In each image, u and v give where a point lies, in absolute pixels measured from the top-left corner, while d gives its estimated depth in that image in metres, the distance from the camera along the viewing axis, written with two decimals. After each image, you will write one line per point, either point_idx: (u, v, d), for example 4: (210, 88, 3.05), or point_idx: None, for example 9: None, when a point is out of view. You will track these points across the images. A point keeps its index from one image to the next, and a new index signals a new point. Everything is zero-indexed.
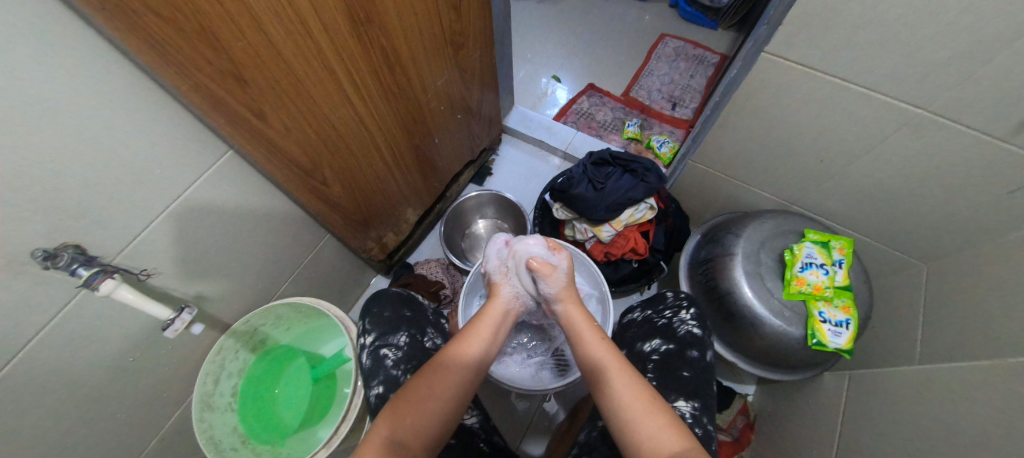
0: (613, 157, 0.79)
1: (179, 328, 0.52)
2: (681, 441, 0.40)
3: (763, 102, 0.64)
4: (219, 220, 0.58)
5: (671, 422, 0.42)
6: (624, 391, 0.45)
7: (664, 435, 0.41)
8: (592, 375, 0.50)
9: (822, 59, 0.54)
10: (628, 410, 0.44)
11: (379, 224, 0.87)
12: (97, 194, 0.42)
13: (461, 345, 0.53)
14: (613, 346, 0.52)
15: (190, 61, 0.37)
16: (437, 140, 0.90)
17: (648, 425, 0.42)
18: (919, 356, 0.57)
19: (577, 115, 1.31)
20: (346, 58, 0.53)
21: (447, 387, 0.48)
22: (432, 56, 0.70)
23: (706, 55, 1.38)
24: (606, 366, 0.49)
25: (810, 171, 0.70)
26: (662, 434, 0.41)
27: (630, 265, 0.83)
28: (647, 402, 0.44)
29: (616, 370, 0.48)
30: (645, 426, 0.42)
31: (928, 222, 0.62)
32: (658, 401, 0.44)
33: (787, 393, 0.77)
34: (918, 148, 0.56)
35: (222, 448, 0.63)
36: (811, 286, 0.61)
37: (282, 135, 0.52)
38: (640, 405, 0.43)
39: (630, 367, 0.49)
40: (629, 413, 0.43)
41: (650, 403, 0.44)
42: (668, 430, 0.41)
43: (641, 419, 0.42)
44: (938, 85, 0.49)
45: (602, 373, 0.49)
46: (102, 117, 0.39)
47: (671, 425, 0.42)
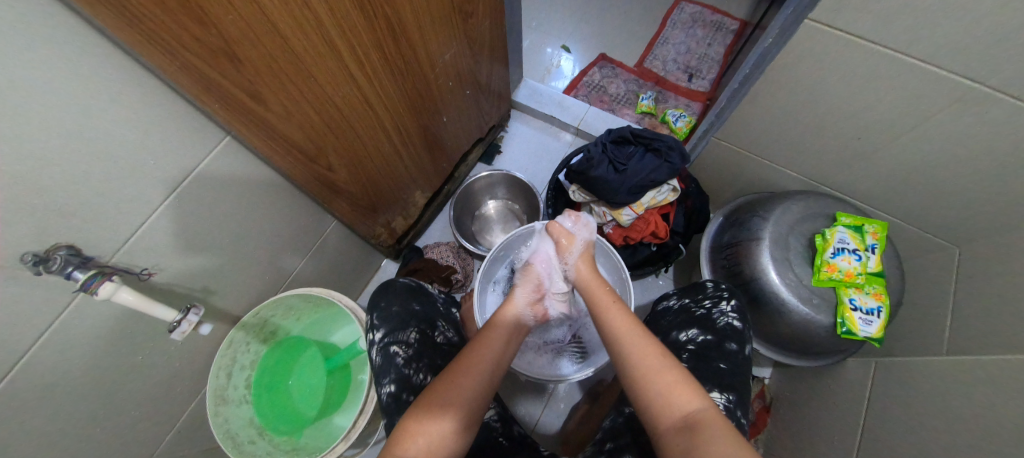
0: (635, 135, 0.75)
1: (186, 330, 0.50)
2: (694, 401, 0.40)
3: (800, 76, 0.60)
4: (222, 213, 0.54)
5: (683, 380, 0.42)
6: (635, 354, 0.45)
7: (678, 396, 0.40)
8: (608, 343, 0.49)
9: (873, 28, 0.48)
10: (642, 374, 0.43)
11: (387, 209, 0.83)
12: (85, 192, 0.38)
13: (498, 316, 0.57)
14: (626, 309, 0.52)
15: (175, 38, 0.32)
16: (445, 119, 0.85)
17: (662, 386, 0.41)
18: (949, 344, 0.56)
19: (588, 88, 1.24)
20: (349, 31, 0.47)
21: (480, 361, 0.49)
22: (439, 26, 0.64)
23: (725, 21, 1.29)
24: (617, 334, 0.48)
25: (845, 150, 0.66)
26: (677, 395, 0.40)
27: (649, 248, 0.81)
28: (660, 363, 0.43)
29: (628, 337, 0.47)
30: (659, 387, 0.41)
31: (969, 205, 0.59)
32: (670, 361, 0.44)
33: (807, 375, 0.77)
34: (970, 126, 0.52)
35: (239, 442, 0.62)
36: (842, 273, 0.61)
37: (283, 118, 0.48)
38: (653, 367, 0.43)
39: (644, 331, 0.48)
40: (643, 377, 0.43)
41: (662, 363, 0.43)
42: (682, 390, 0.41)
43: (655, 380, 0.42)
44: (1005, 57, 0.44)
45: (615, 340, 0.48)
46: (85, 107, 0.34)
47: (684, 384, 0.41)
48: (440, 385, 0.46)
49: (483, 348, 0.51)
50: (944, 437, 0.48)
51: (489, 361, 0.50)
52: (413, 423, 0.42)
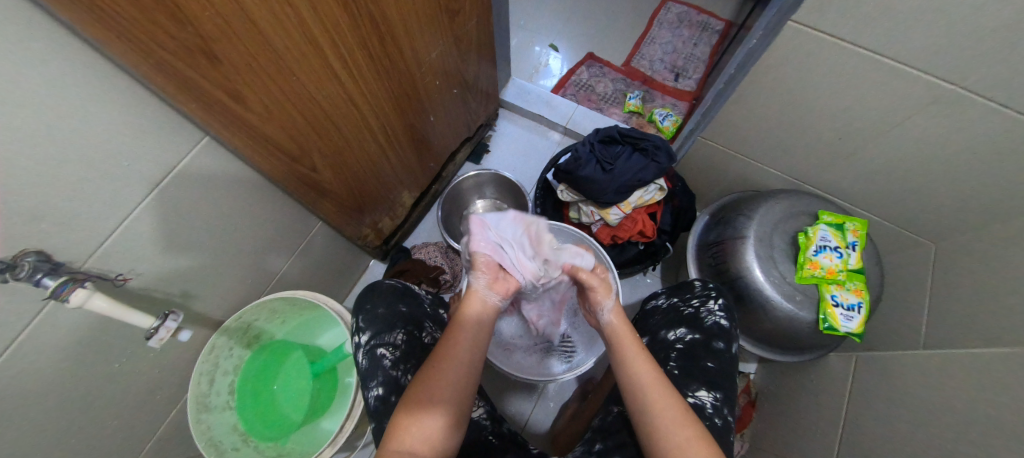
0: (622, 135, 0.75)
1: (165, 336, 0.48)
2: (711, 456, 0.39)
3: (783, 76, 0.60)
4: (202, 215, 0.53)
5: (700, 436, 0.41)
6: (652, 404, 0.43)
7: (695, 450, 0.40)
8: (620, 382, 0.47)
9: (853, 30, 0.49)
10: (658, 422, 0.42)
11: (373, 209, 0.82)
12: (56, 196, 0.37)
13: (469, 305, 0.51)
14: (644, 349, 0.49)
15: (147, 34, 0.31)
16: (432, 117, 0.84)
17: (679, 438, 0.41)
18: (926, 338, 0.57)
19: (576, 87, 1.24)
20: (331, 28, 0.46)
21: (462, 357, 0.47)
22: (425, 24, 0.63)
23: (710, 21, 1.31)
24: (633, 375, 0.46)
25: (827, 149, 0.67)
26: (693, 448, 0.40)
27: (637, 247, 0.82)
28: (679, 416, 0.42)
29: (646, 381, 0.45)
30: (677, 440, 0.41)
31: (944, 202, 0.61)
32: (689, 414, 0.42)
33: (793, 371, 0.79)
34: (945, 126, 0.53)
35: (223, 449, 0.61)
36: (825, 270, 0.62)
37: (263, 118, 0.47)
38: (672, 420, 0.42)
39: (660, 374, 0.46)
40: (659, 426, 0.42)
41: (681, 416, 0.42)
42: (698, 443, 0.40)
43: (671, 433, 0.41)
44: (977, 59, 0.45)
45: (630, 381, 0.46)
46: (54, 108, 0.33)
47: (702, 438, 0.41)
48: (429, 385, 0.44)
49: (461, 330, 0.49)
50: (925, 429, 0.50)
51: (473, 354, 0.48)
52: (406, 423, 0.42)
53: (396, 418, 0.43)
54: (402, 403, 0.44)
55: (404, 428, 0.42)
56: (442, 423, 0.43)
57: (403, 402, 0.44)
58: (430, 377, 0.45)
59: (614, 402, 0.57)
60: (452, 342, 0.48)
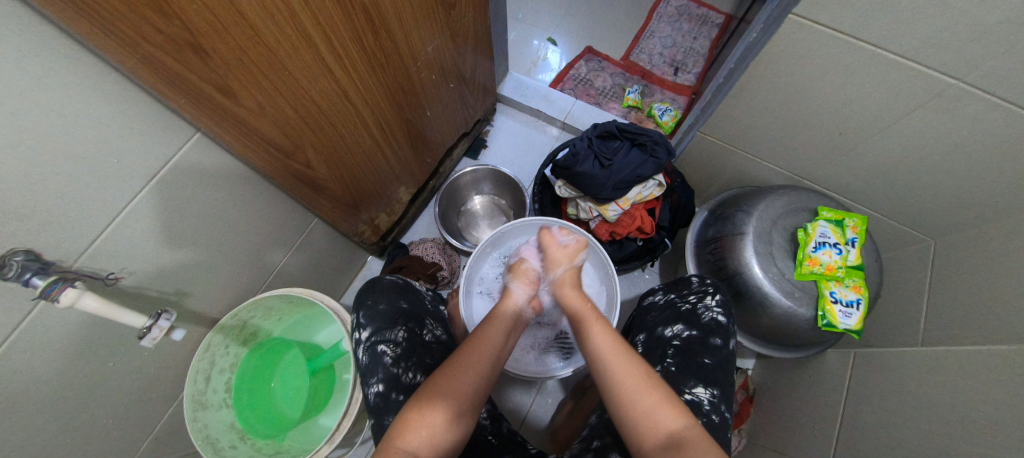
0: (620, 130, 0.74)
1: (158, 336, 0.48)
2: (679, 418, 0.40)
3: (783, 70, 0.60)
4: (195, 212, 0.52)
5: (666, 398, 0.41)
6: (618, 372, 0.44)
7: (663, 413, 0.40)
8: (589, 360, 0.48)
9: (855, 23, 0.49)
10: (625, 390, 0.43)
11: (369, 205, 0.82)
12: (42, 194, 0.36)
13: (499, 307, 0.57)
14: (611, 327, 0.51)
15: (133, 27, 0.30)
16: (429, 113, 0.83)
17: (646, 403, 0.41)
18: (924, 335, 0.57)
19: (575, 81, 1.23)
20: (325, 22, 0.45)
21: (487, 355, 0.49)
22: (421, 17, 0.62)
23: (710, 14, 1.29)
24: (600, 350, 0.48)
25: (827, 144, 0.67)
26: (660, 410, 0.40)
27: (635, 243, 0.81)
28: (643, 381, 0.43)
29: (611, 354, 0.46)
30: (643, 404, 0.41)
31: (944, 198, 0.61)
32: (654, 378, 0.43)
33: (790, 367, 0.80)
34: (947, 121, 0.53)
35: (220, 447, 0.61)
36: (824, 266, 0.62)
37: (255, 113, 0.46)
38: (635, 384, 0.43)
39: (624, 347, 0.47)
40: (626, 394, 0.42)
41: (646, 380, 0.43)
42: (666, 406, 0.41)
43: (638, 397, 0.42)
44: (981, 53, 0.45)
45: (599, 358, 0.47)
46: (36, 104, 0.32)
47: (668, 401, 0.41)
48: (440, 380, 0.45)
49: (488, 332, 0.52)
50: (922, 426, 0.50)
51: (492, 356, 0.50)
52: (414, 416, 0.42)
53: (405, 413, 0.43)
54: (414, 397, 0.44)
55: (411, 422, 0.42)
56: (448, 419, 0.43)
57: (413, 396, 0.44)
58: (445, 371, 0.46)
59: None
60: (476, 345, 0.50)
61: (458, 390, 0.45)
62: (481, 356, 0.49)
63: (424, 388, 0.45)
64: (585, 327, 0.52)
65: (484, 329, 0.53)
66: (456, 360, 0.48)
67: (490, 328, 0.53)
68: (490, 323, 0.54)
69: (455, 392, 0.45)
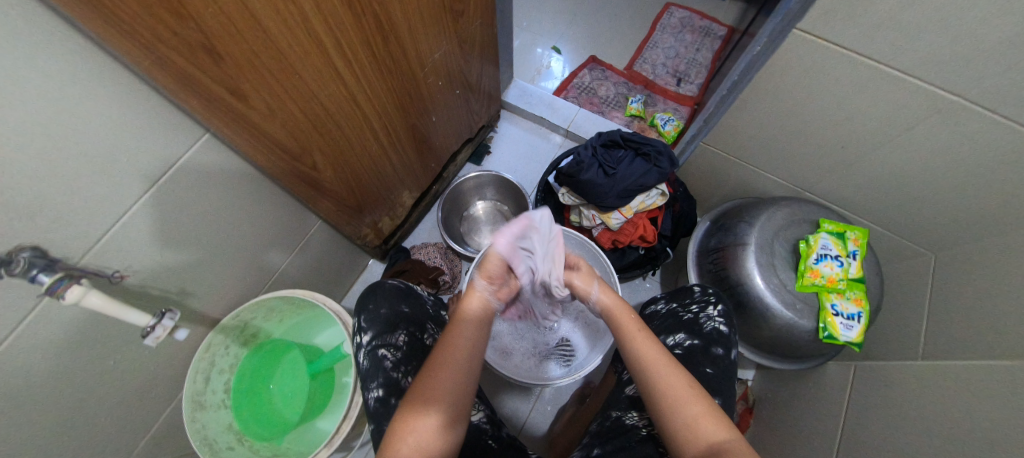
0: (624, 139, 0.75)
1: (161, 335, 0.47)
2: (720, 431, 0.40)
3: (786, 83, 0.60)
4: (201, 212, 0.52)
5: (709, 410, 0.41)
6: (663, 379, 0.44)
7: (705, 425, 0.40)
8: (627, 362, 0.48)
9: (858, 39, 0.49)
10: (669, 399, 0.42)
11: (373, 209, 0.82)
12: (53, 190, 0.36)
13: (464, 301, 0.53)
14: (651, 332, 0.49)
15: (150, 29, 0.31)
16: (435, 118, 0.84)
17: (689, 414, 0.41)
18: (924, 349, 0.57)
19: (579, 89, 1.24)
20: (336, 27, 0.46)
21: (464, 354, 0.47)
22: (430, 25, 0.63)
23: (713, 27, 1.31)
24: (641, 356, 0.47)
25: (829, 157, 0.67)
26: (702, 423, 0.40)
27: (637, 252, 0.82)
28: (687, 392, 0.42)
29: (654, 361, 0.45)
30: (686, 416, 0.41)
31: (944, 213, 0.61)
32: (698, 390, 0.43)
33: (791, 379, 0.80)
34: (948, 137, 0.53)
35: (217, 448, 0.61)
36: (825, 279, 0.62)
37: (265, 115, 0.46)
38: (680, 396, 0.42)
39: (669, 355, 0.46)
40: (670, 403, 0.42)
41: (689, 391, 0.42)
42: (710, 418, 0.41)
43: (681, 408, 0.41)
44: (982, 71, 0.45)
45: (639, 362, 0.46)
46: (51, 101, 0.32)
47: (712, 414, 0.41)
48: (431, 380, 0.45)
49: (458, 335, 0.49)
50: (924, 440, 0.50)
51: (468, 356, 0.47)
52: (404, 424, 0.42)
53: (397, 421, 0.43)
54: (404, 404, 0.44)
55: (401, 429, 0.42)
56: (442, 423, 0.43)
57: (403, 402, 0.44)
58: (427, 378, 0.45)
59: (614, 407, 0.57)
60: (451, 349, 0.47)
61: (442, 394, 0.44)
62: (457, 358, 0.47)
63: (411, 396, 0.44)
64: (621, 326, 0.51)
65: (454, 330, 0.49)
66: (437, 365, 0.46)
67: (461, 327, 0.50)
68: (459, 324, 0.50)
69: (445, 394, 0.44)
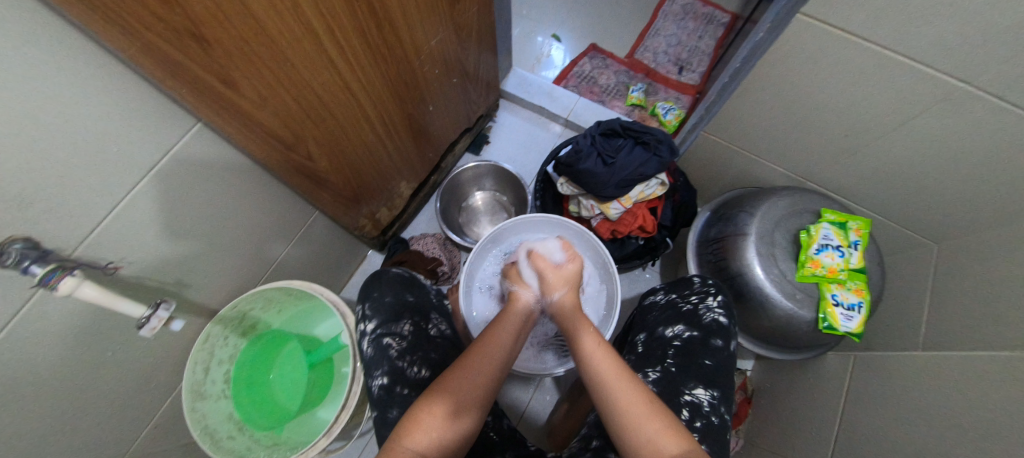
0: (624, 128, 0.74)
1: (157, 325, 0.48)
2: (681, 447, 0.39)
3: (789, 70, 0.59)
4: (195, 203, 0.52)
5: (669, 426, 0.40)
6: (619, 396, 0.43)
7: (666, 443, 0.39)
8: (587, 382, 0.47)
9: (863, 24, 0.48)
10: (628, 419, 0.41)
11: (371, 199, 0.81)
12: (42, 183, 0.36)
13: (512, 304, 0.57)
14: (610, 347, 0.49)
15: (133, 14, 0.30)
16: (431, 107, 0.82)
17: (649, 433, 0.40)
18: (924, 340, 0.57)
19: (579, 78, 1.22)
20: (327, 13, 0.45)
21: (495, 357, 0.49)
22: (425, 11, 0.62)
23: (717, 13, 1.28)
24: (600, 373, 0.46)
25: (831, 146, 0.66)
26: (663, 440, 0.39)
27: (637, 242, 0.81)
28: (647, 409, 0.41)
29: (614, 377, 0.44)
30: (647, 434, 0.40)
31: (948, 203, 0.60)
32: (656, 405, 0.42)
33: (789, 369, 0.80)
34: (954, 125, 0.52)
35: (218, 438, 0.61)
36: (826, 269, 0.61)
37: (257, 104, 0.45)
38: (640, 413, 0.41)
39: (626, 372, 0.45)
40: (629, 423, 0.41)
41: (648, 408, 0.41)
42: (669, 434, 0.40)
43: (641, 427, 0.40)
44: (991, 56, 0.44)
45: (597, 381, 0.45)
46: (36, 92, 0.32)
47: (671, 429, 0.40)
48: (456, 375, 0.46)
49: (496, 333, 0.52)
50: (921, 431, 0.50)
51: (501, 358, 0.49)
52: (420, 416, 0.42)
53: (412, 411, 0.42)
54: (422, 395, 0.44)
55: (417, 422, 0.41)
56: (453, 416, 0.42)
57: (424, 392, 0.44)
58: (456, 373, 0.46)
59: None
60: (482, 347, 0.49)
61: (464, 391, 0.45)
62: (489, 358, 0.48)
63: (432, 387, 0.45)
64: (579, 343, 0.50)
65: (492, 331, 0.52)
66: (465, 362, 0.47)
67: (498, 330, 0.52)
68: (500, 324, 0.53)
69: (467, 390, 0.45)
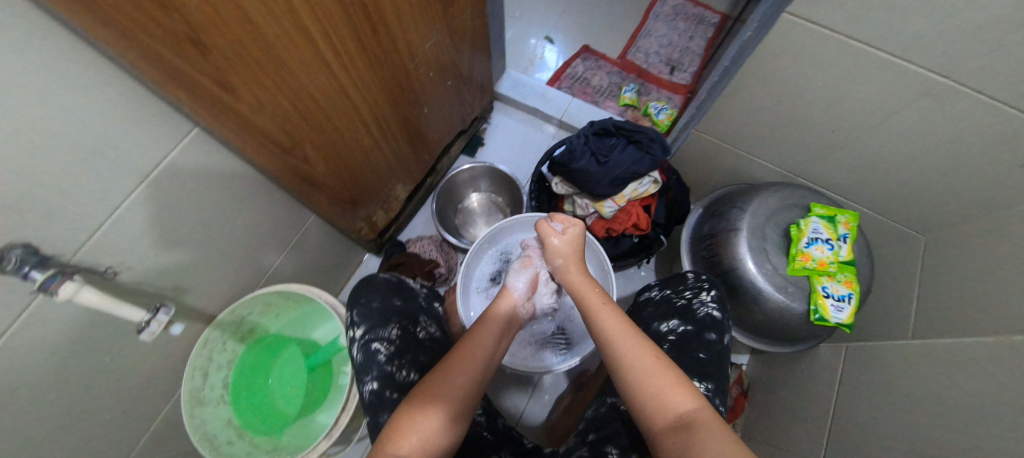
0: (616, 127, 0.75)
1: (157, 330, 0.48)
2: (691, 400, 0.40)
3: (777, 68, 0.61)
4: (192, 208, 0.52)
5: (677, 381, 0.41)
6: (627, 356, 0.44)
7: (674, 395, 0.40)
8: (597, 339, 0.49)
9: (847, 22, 0.49)
10: (637, 375, 0.42)
11: (367, 203, 0.82)
12: (42, 188, 0.36)
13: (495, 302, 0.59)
14: (619, 307, 0.52)
15: (136, 24, 0.30)
16: (427, 110, 0.83)
17: (658, 385, 0.41)
18: (913, 329, 0.59)
19: (571, 80, 1.23)
20: (324, 19, 0.46)
21: (478, 355, 0.50)
22: (419, 14, 0.62)
23: (706, 14, 1.30)
24: (609, 331, 0.48)
25: (819, 142, 0.68)
26: (671, 394, 0.40)
27: (631, 240, 0.82)
28: (653, 365, 0.43)
29: (620, 335, 0.47)
30: (654, 388, 0.41)
31: (934, 195, 0.62)
32: (663, 362, 0.43)
33: (784, 362, 0.81)
34: (937, 119, 0.54)
35: (217, 443, 0.61)
36: (816, 262, 0.63)
37: (256, 109, 0.46)
38: (647, 370, 0.42)
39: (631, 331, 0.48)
40: (636, 377, 0.42)
41: (655, 364, 0.43)
42: (679, 389, 0.40)
43: (647, 382, 0.41)
44: (970, 53, 0.46)
45: (606, 337, 0.48)
46: (39, 96, 0.32)
47: (680, 385, 0.41)
48: (438, 376, 0.46)
49: (479, 330, 0.53)
50: (913, 417, 0.51)
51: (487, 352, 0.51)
52: (406, 420, 0.42)
53: (399, 415, 0.43)
54: (405, 401, 0.44)
55: (405, 424, 0.42)
56: (438, 416, 0.43)
57: (409, 397, 0.45)
58: (440, 373, 0.47)
59: (609, 394, 0.57)
60: (470, 348, 0.50)
61: (451, 388, 0.45)
62: (477, 353, 0.50)
63: (420, 388, 0.45)
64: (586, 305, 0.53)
65: (474, 335, 0.52)
66: (455, 357, 0.49)
67: (482, 332, 0.53)
68: (479, 326, 0.54)
69: (452, 387, 0.45)
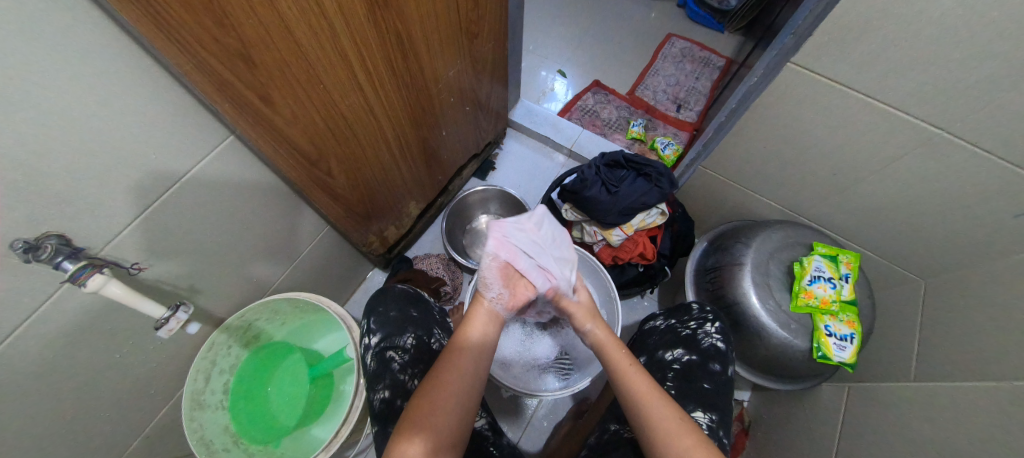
0: (626, 160, 0.78)
1: (173, 327, 0.49)
2: None
3: (780, 112, 0.64)
4: (216, 212, 0.54)
5: (702, 445, 0.41)
6: (655, 416, 0.44)
7: None
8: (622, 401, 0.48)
9: (847, 73, 0.53)
10: (659, 433, 0.43)
11: (381, 218, 0.84)
12: (86, 181, 0.38)
13: (465, 329, 0.52)
14: (643, 369, 0.50)
15: (196, 37, 0.33)
16: (444, 132, 0.87)
17: (682, 448, 0.41)
18: (915, 372, 0.59)
19: (582, 111, 1.29)
20: (360, 43, 0.49)
21: (463, 392, 0.46)
22: (445, 44, 0.67)
23: (712, 58, 1.37)
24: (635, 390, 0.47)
25: (820, 184, 0.71)
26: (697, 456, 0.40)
27: (637, 269, 0.84)
28: (682, 427, 0.43)
29: (648, 395, 0.46)
30: (678, 450, 0.41)
31: (931, 240, 0.64)
32: (690, 424, 0.43)
33: (786, 400, 0.80)
34: (934, 167, 0.57)
35: (213, 449, 0.61)
36: (819, 300, 0.64)
37: (288, 120, 0.48)
38: (675, 430, 0.43)
39: (659, 390, 0.47)
40: (663, 437, 0.42)
41: (681, 426, 0.43)
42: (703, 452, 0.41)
43: (672, 443, 0.42)
44: (964, 107, 0.49)
45: (633, 397, 0.47)
46: (97, 94, 0.35)
47: (703, 448, 0.41)
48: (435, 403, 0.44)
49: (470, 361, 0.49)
50: None
51: (473, 382, 0.47)
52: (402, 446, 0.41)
53: (393, 443, 0.41)
54: (394, 430, 0.42)
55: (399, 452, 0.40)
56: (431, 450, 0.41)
57: (397, 428, 0.42)
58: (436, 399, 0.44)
59: (612, 420, 0.58)
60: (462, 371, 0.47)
61: (439, 426, 0.43)
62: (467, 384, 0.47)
63: (409, 420, 0.43)
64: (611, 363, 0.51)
65: (461, 355, 0.49)
66: (447, 388, 0.45)
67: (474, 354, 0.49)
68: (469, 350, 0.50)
69: (442, 427, 0.43)
